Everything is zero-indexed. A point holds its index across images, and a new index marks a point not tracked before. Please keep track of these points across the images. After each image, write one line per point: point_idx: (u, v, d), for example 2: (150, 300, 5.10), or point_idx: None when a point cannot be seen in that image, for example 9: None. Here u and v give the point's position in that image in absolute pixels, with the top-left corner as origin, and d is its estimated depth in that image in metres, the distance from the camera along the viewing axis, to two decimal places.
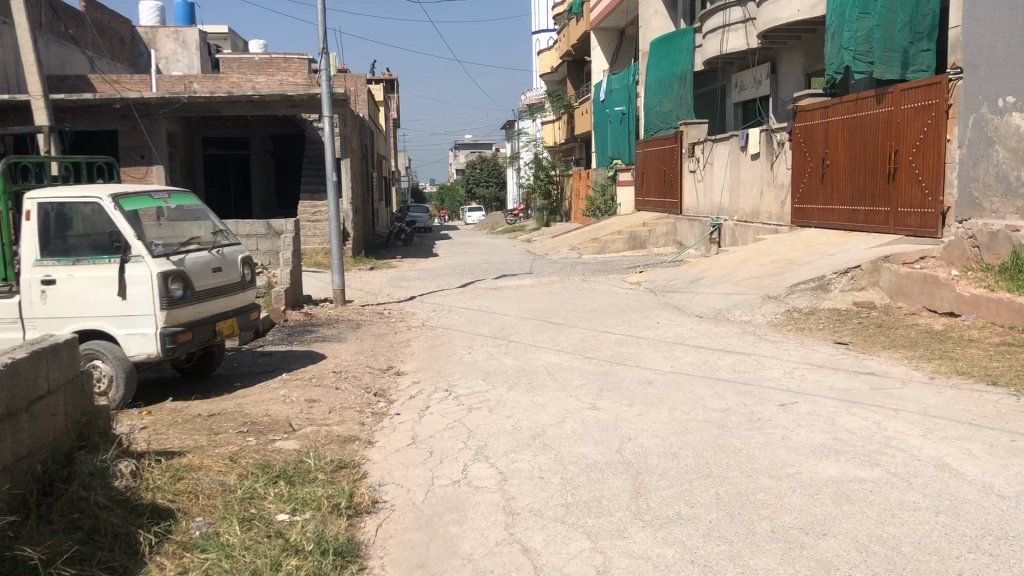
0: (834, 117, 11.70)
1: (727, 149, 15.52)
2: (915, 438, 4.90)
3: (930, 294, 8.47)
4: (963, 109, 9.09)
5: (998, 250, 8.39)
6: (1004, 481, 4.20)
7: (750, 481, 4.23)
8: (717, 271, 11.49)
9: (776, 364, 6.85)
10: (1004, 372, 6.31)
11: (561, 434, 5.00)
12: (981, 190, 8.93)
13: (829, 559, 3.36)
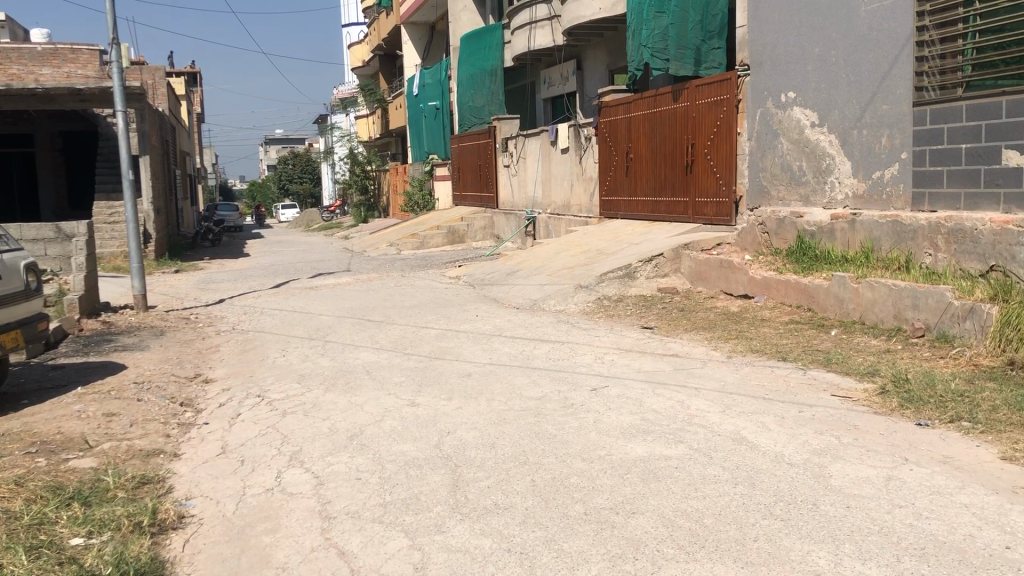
0: (636, 112, 12.22)
1: (538, 143, 15.85)
2: (715, 415, 5.19)
3: (727, 278, 9.07)
4: (751, 104, 9.83)
5: (785, 236, 9.12)
6: (792, 450, 4.54)
7: (564, 465, 4.34)
8: (532, 263, 11.72)
9: (588, 351, 7.08)
10: (793, 348, 6.82)
11: (379, 433, 4.94)
12: (769, 180, 9.61)
13: (638, 536, 3.50)
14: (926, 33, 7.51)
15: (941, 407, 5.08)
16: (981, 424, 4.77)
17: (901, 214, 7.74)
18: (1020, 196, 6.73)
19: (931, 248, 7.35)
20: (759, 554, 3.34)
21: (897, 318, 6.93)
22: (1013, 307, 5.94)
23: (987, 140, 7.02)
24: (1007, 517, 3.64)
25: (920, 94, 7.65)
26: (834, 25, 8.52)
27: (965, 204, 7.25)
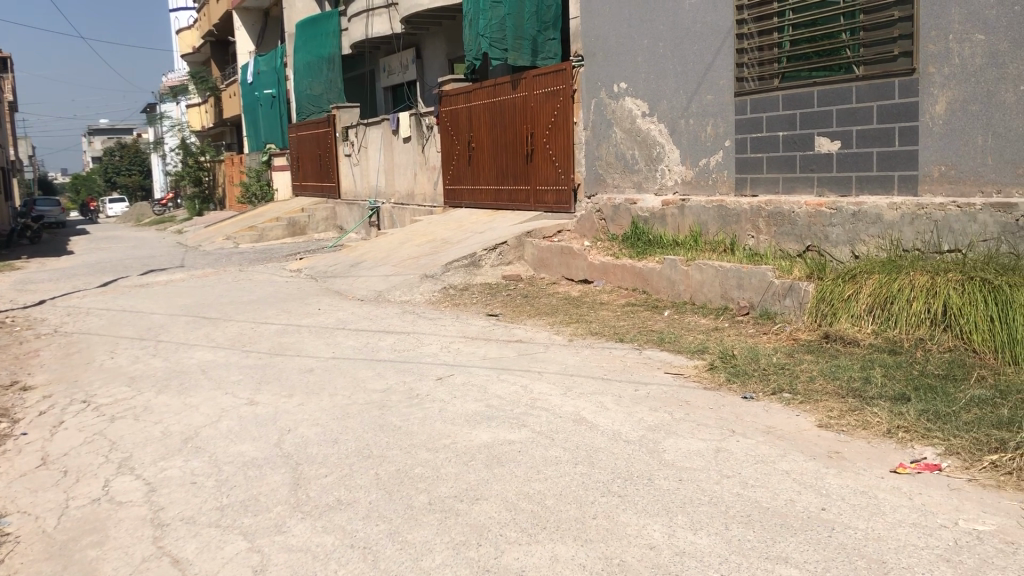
0: (476, 102, 12.29)
1: (379, 133, 15.68)
2: (557, 397, 5.31)
3: (567, 264, 9.29)
4: (586, 93, 10.08)
5: (620, 222, 9.48)
6: (629, 428, 4.70)
7: (408, 457, 4.33)
8: (375, 254, 11.60)
9: (433, 340, 7.08)
10: (630, 329, 7.06)
11: (216, 434, 4.77)
12: (604, 168, 9.90)
13: (481, 522, 3.53)
14: (745, 26, 7.93)
15: (764, 380, 5.40)
16: (800, 394, 5.11)
17: (726, 199, 8.20)
18: (831, 180, 7.29)
19: (754, 231, 7.87)
20: (598, 531, 3.44)
21: (724, 297, 7.31)
22: (826, 284, 6.40)
23: (801, 128, 7.53)
24: (823, 481, 3.91)
25: (741, 85, 8.07)
26: (660, 17, 8.84)
27: (783, 189, 7.74)
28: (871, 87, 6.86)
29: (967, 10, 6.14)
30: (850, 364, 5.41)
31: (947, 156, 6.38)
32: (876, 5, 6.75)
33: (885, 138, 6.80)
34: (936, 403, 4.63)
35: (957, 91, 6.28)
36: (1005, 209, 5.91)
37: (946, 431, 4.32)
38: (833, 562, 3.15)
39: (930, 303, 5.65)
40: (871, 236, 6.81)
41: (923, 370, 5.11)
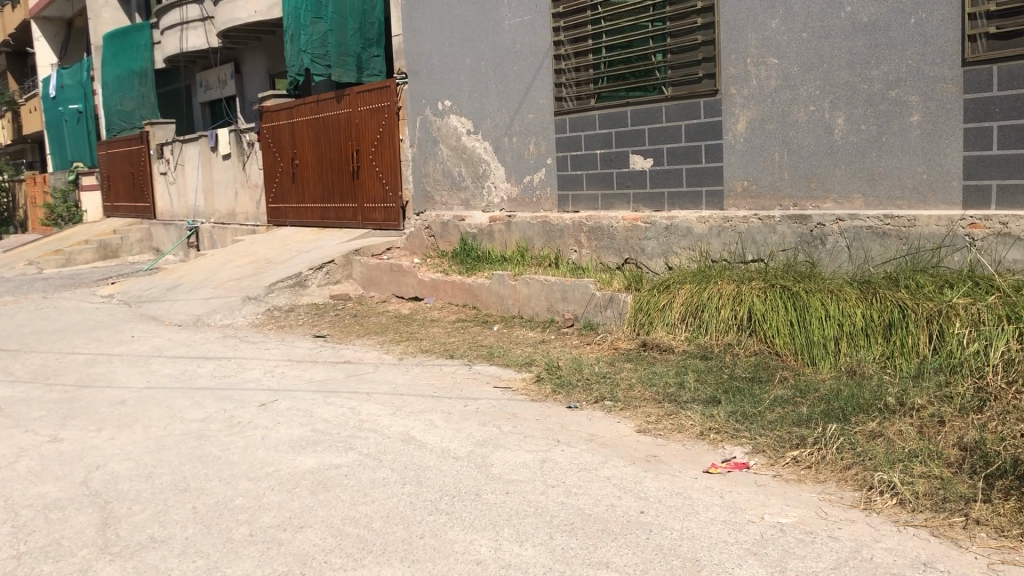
0: (298, 118, 12.05)
1: (197, 150, 15.07)
2: (385, 418, 5.26)
3: (397, 281, 9.24)
4: (411, 111, 10.09)
5: (449, 238, 9.52)
6: (458, 444, 4.72)
7: (228, 488, 4.16)
8: (195, 277, 11.12)
9: (256, 365, 6.85)
10: (459, 345, 7.10)
11: (13, 477, 4.41)
12: (431, 185, 9.93)
13: (305, 550, 3.44)
14: (562, 47, 8.19)
15: (588, 390, 5.56)
16: (621, 401, 5.30)
17: (550, 215, 8.41)
18: (645, 196, 7.63)
19: (576, 245, 8.11)
20: (425, 551, 3.43)
21: (550, 310, 7.49)
22: (643, 295, 6.68)
23: (617, 146, 7.84)
24: (641, 485, 4.07)
25: (560, 104, 8.31)
26: (481, 37, 8.99)
27: (603, 205, 8.03)
28: (679, 107, 7.24)
29: (762, 36, 6.60)
30: (666, 371, 5.65)
31: (748, 173, 6.82)
32: (682, 30, 7.15)
33: (693, 156, 7.19)
34: (744, 404, 4.92)
35: (756, 111, 6.72)
36: (800, 221, 6.38)
37: (752, 430, 4.60)
38: (651, 563, 3.27)
39: (736, 310, 6.00)
40: (682, 248, 7.17)
41: (732, 374, 5.42)
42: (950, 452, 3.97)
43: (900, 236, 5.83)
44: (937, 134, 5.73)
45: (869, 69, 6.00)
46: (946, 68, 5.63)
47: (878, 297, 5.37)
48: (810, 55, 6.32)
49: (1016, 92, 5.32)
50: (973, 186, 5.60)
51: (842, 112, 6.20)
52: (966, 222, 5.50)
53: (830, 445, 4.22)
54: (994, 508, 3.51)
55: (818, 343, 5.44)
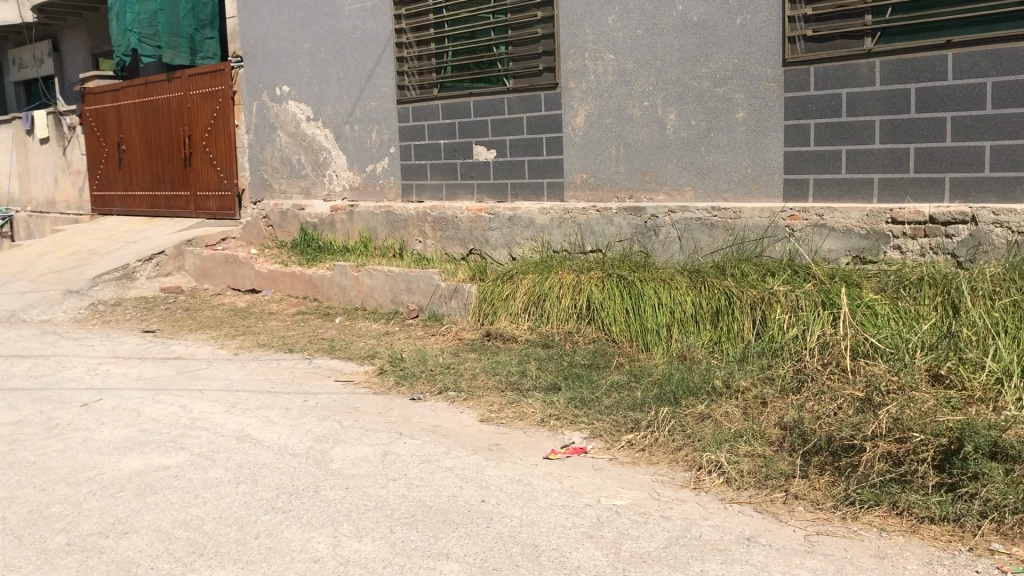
0: (125, 100, 11.39)
1: (10, 132, 13.98)
2: (219, 415, 5.05)
3: (233, 273, 8.91)
4: (247, 96, 9.73)
5: (289, 228, 9.27)
6: (296, 440, 4.59)
7: (44, 495, 3.88)
8: (8, 269, 10.31)
9: (77, 363, 6.42)
10: (299, 339, 6.91)
11: None
12: (270, 173, 9.63)
13: (129, 557, 3.26)
14: (403, 36, 8.11)
15: (431, 381, 5.53)
16: (464, 391, 5.30)
17: (393, 205, 8.32)
18: (488, 186, 7.66)
19: (420, 236, 8.06)
20: (260, 551, 3.31)
21: (393, 301, 7.41)
22: (487, 285, 6.72)
23: (460, 137, 7.83)
24: (482, 474, 4.08)
25: (402, 93, 8.23)
26: (320, 22, 8.76)
27: (446, 194, 8.01)
28: (520, 99, 7.31)
29: (599, 31, 6.75)
30: (508, 360, 5.70)
31: (587, 165, 6.97)
32: (523, 22, 7.22)
33: (534, 148, 7.28)
34: (583, 390, 5.03)
35: (594, 105, 6.88)
36: (635, 213, 6.58)
37: (590, 415, 4.71)
38: (490, 552, 3.28)
39: (575, 299, 6.12)
40: (525, 239, 7.26)
41: (572, 361, 5.53)
42: (771, 431, 4.20)
43: (726, 228, 6.14)
44: (761, 131, 6.04)
45: (699, 66, 6.25)
46: (768, 67, 5.94)
47: (706, 286, 5.61)
48: (644, 51, 6.52)
49: (829, 92, 5.71)
50: (792, 179, 5.94)
51: (674, 108, 6.43)
52: (786, 214, 5.88)
53: (663, 428, 4.38)
54: (810, 483, 3.74)
55: (651, 329, 5.64)
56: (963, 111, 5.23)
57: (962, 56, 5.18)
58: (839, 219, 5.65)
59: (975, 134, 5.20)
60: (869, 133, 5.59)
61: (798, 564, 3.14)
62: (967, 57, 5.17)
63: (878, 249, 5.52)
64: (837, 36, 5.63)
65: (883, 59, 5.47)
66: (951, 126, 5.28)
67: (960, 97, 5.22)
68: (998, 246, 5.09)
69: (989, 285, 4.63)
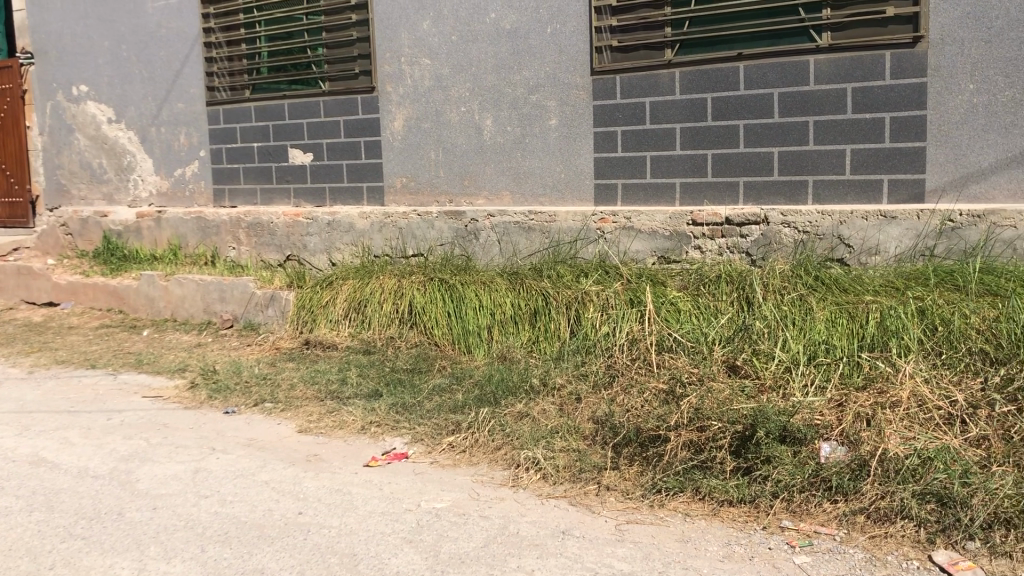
0: None
1: None
2: (10, 440, 4.67)
3: (27, 286, 8.27)
4: (39, 96, 9.06)
5: (90, 236, 8.71)
6: (98, 462, 4.32)
7: None
8: None
9: None
10: (102, 354, 6.50)
11: None
12: (68, 177, 9.03)
13: None
14: (213, 35, 7.83)
15: (247, 393, 5.35)
16: (281, 402, 5.17)
17: (204, 210, 8.00)
18: (305, 191, 7.51)
19: (234, 242, 7.77)
20: None
21: (207, 312, 7.12)
22: (305, 292, 6.58)
23: (274, 140, 7.63)
24: (300, 485, 4.00)
25: (212, 94, 7.94)
26: (121, 18, 8.30)
27: (261, 199, 7.79)
28: (336, 102, 7.21)
29: (414, 35, 6.77)
30: (328, 368, 5.60)
31: (406, 169, 6.96)
32: (338, 25, 7.13)
33: (352, 151, 7.20)
34: (404, 395, 5.02)
35: (410, 109, 6.88)
36: (455, 217, 6.63)
37: (411, 420, 4.71)
38: (307, 564, 3.22)
39: (396, 304, 6.10)
40: (345, 244, 7.15)
41: (393, 366, 5.50)
42: (585, 426, 4.35)
43: (543, 231, 6.28)
44: (572, 137, 6.24)
45: (513, 73, 6.39)
46: (578, 76, 6.15)
47: (525, 287, 5.73)
48: (459, 57, 6.59)
49: (634, 100, 5.98)
50: (602, 184, 6.18)
51: (490, 113, 6.54)
52: (597, 217, 6.08)
53: (482, 428, 4.45)
54: (621, 474, 3.92)
55: (473, 331, 5.72)
56: (754, 119, 5.61)
57: (752, 68, 5.57)
58: (645, 221, 5.92)
59: (764, 141, 5.60)
60: (671, 139, 5.89)
61: (610, 553, 3.27)
62: (756, 69, 5.56)
63: (682, 249, 5.83)
64: (641, 48, 5.92)
65: (682, 70, 5.79)
66: (744, 133, 5.65)
67: (750, 106, 5.61)
68: (786, 245, 5.50)
69: (779, 281, 4.99)
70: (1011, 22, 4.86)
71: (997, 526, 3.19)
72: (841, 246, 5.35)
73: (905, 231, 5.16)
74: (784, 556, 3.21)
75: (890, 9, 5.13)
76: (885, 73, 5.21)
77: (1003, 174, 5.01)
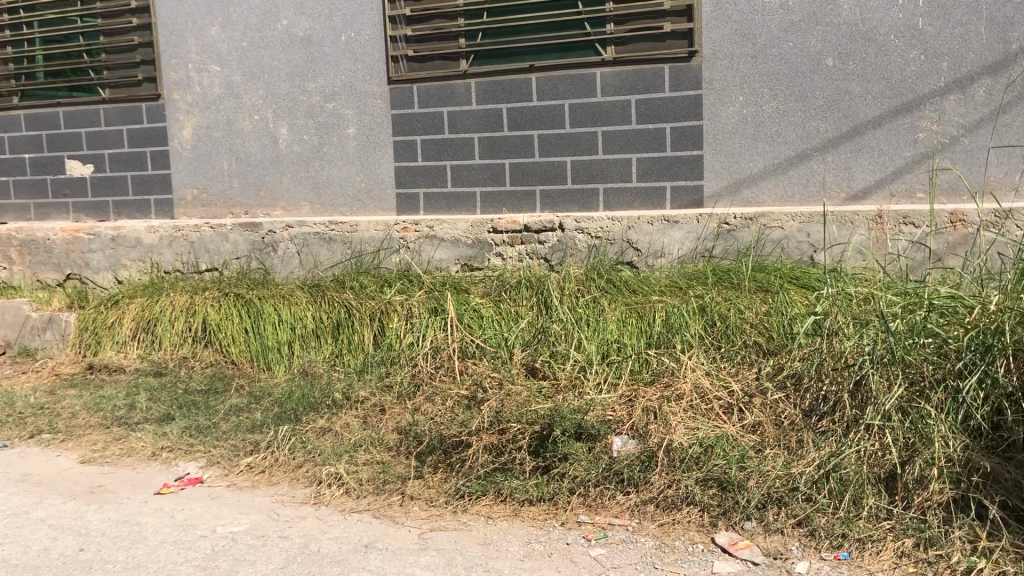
0: None
1: None
2: None
3: None
4: None
5: None
6: None
7: None
8: None
9: None
10: None
11: None
12: None
13: None
14: None
15: (21, 424, 4.93)
16: (61, 432, 4.80)
17: None
18: (86, 205, 7.03)
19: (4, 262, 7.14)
20: None
21: None
22: (88, 313, 6.16)
23: (49, 151, 7.09)
24: (82, 520, 3.72)
25: None
26: None
27: (36, 215, 7.22)
28: (118, 110, 6.81)
29: (202, 41, 6.49)
30: (114, 393, 5.24)
31: (197, 181, 6.67)
32: (117, 29, 6.73)
33: (137, 162, 6.81)
34: (198, 417, 4.79)
35: (200, 118, 6.60)
36: (251, 229, 6.40)
37: (206, 443, 4.49)
38: None
39: (190, 322, 5.82)
40: (131, 261, 6.73)
41: (186, 388, 5.23)
42: (389, 437, 4.31)
43: (344, 241, 6.19)
44: (370, 146, 6.19)
45: (307, 81, 6.26)
46: (374, 85, 6.11)
47: (325, 299, 5.60)
48: (251, 65, 6.38)
49: (432, 110, 6.02)
50: (402, 193, 6.17)
51: (285, 122, 6.38)
52: (398, 226, 6.07)
53: (282, 446, 4.32)
54: (424, 482, 3.90)
55: (272, 347, 5.56)
56: (546, 129, 5.79)
57: (543, 79, 5.74)
58: (447, 230, 5.97)
59: (557, 151, 5.79)
60: (469, 148, 5.98)
61: (412, 562, 3.26)
62: (547, 80, 5.74)
63: (483, 256, 5.91)
64: (436, 58, 5.97)
65: (477, 80, 5.89)
66: (538, 143, 5.82)
67: (543, 116, 5.78)
68: (580, 250, 5.70)
69: (574, 285, 5.16)
70: (773, 39, 5.28)
71: (771, 505, 3.44)
72: (630, 250, 5.61)
73: (687, 234, 5.48)
74: (581, 549, 3.32)
75: (667, 25, 5.44)
76: (665, 86, 5.52)
77: (771, 180, 5.42)
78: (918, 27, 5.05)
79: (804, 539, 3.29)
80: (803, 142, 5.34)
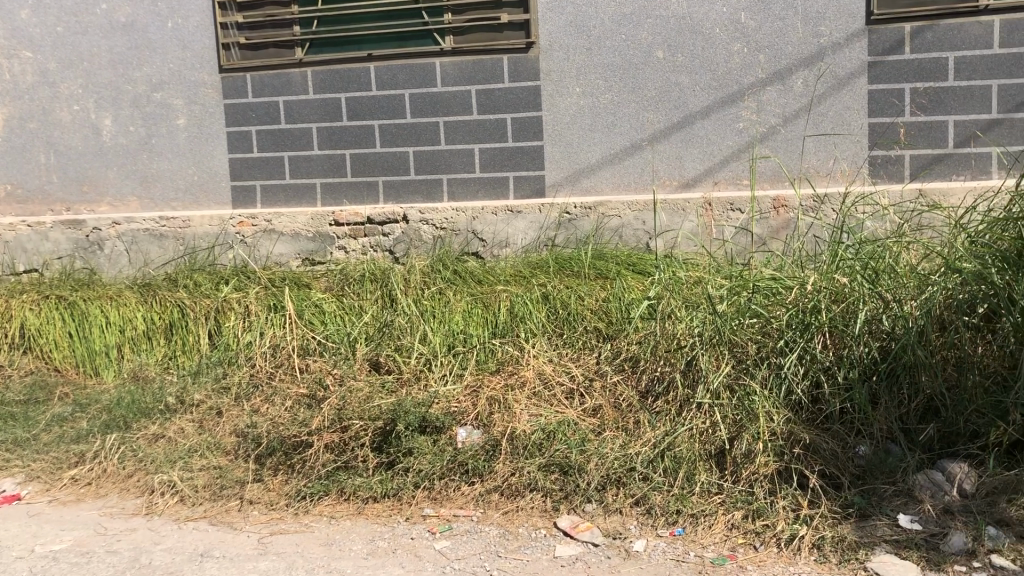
0: None
1: None
2: None
3: None
4: None
5: None
6: None
7: None
8: None
9: None
10: None
11: None
12: None
13: None
14: None
15: None
16: None
17: None
18: None
19: None
20: None
21: None
22: None
23: None
24: None
25: None
26: None
27: None
28: None
29: (9, 26, 6.01)
30: None
31: (11, 175, 6.20)
32: None
33: None
34: (16, 430, 4.46)
35: (11, 108, 6.13)
36: (74, 226, 6.02)
37: (24, 457, 4.19)
38: None
39: (6, 328, 5.41)
40: None
41: (2, 399, 4.86)
42: (226, 441, 4.14)
43: (176, 237, 5.92)
44: (202, 138, 5.94)
45: (132, 70, 5.93)
46: (204, 74, 5.86)
47: (156, 299, 5.34)
48: (67, 51, 5.98)
49: (267, 99, 5.83)
50: (238, 186, 5.95)
51: (108, 113, 6.02)
52: (235, 221, 5.86)
53: (110, 456, 4.09)
54: (264, 485, 3.77)
55: (100, 352, 5.26)
56: (387, 119, 5.71)
57: (382, 69, 5.66)
58: (286, 223, 5.81)
59: (399, 141, 5.73)
60: (307, 139, 5.82)
61: (251, 569, 3.15)
62: (386, 70, 5.66)
63: (326, 250, 5.80)
64: (269, 46, 5.77)
65: (314, 69, 5.75)
66: (379, 134, 5.74)
67: (383, 106, 5.70)
68: (425, 241, 5.70)
69: (418, 276, 5.12)
70: (606, 31, 5.40)
71: (609, 486, 3.51)
72: (474, 240, 5.66)
73: (529, 224, 5.58)
74: (426, 543, 3.30)
75: (504, 15, 5.47)
76: (504, 76, 5.55)
77: (609, 169, 5.55)
78: (741, 21, 5.27)
79: (641, 518, 3.39)
80: (637, 132, 5.49)
